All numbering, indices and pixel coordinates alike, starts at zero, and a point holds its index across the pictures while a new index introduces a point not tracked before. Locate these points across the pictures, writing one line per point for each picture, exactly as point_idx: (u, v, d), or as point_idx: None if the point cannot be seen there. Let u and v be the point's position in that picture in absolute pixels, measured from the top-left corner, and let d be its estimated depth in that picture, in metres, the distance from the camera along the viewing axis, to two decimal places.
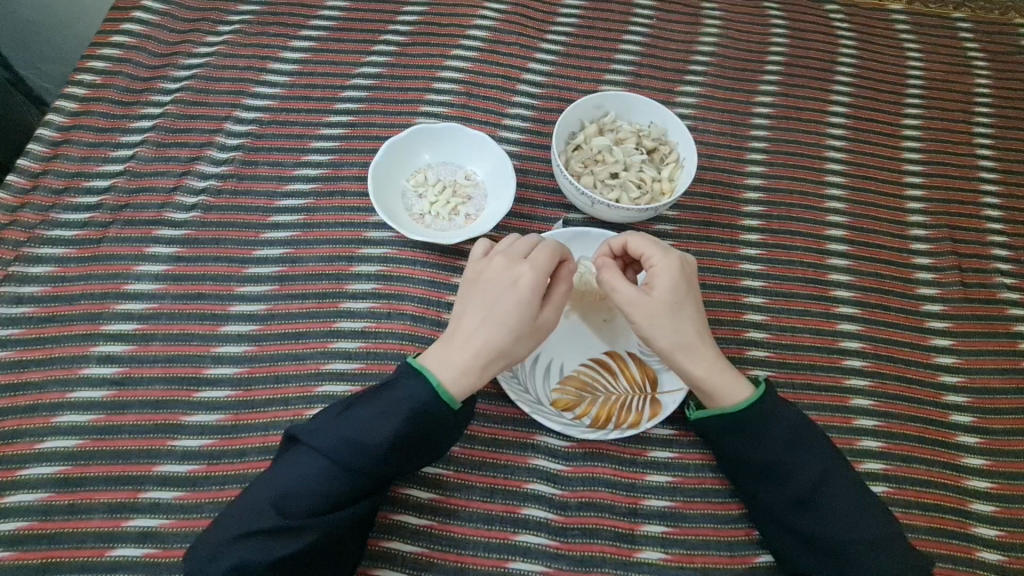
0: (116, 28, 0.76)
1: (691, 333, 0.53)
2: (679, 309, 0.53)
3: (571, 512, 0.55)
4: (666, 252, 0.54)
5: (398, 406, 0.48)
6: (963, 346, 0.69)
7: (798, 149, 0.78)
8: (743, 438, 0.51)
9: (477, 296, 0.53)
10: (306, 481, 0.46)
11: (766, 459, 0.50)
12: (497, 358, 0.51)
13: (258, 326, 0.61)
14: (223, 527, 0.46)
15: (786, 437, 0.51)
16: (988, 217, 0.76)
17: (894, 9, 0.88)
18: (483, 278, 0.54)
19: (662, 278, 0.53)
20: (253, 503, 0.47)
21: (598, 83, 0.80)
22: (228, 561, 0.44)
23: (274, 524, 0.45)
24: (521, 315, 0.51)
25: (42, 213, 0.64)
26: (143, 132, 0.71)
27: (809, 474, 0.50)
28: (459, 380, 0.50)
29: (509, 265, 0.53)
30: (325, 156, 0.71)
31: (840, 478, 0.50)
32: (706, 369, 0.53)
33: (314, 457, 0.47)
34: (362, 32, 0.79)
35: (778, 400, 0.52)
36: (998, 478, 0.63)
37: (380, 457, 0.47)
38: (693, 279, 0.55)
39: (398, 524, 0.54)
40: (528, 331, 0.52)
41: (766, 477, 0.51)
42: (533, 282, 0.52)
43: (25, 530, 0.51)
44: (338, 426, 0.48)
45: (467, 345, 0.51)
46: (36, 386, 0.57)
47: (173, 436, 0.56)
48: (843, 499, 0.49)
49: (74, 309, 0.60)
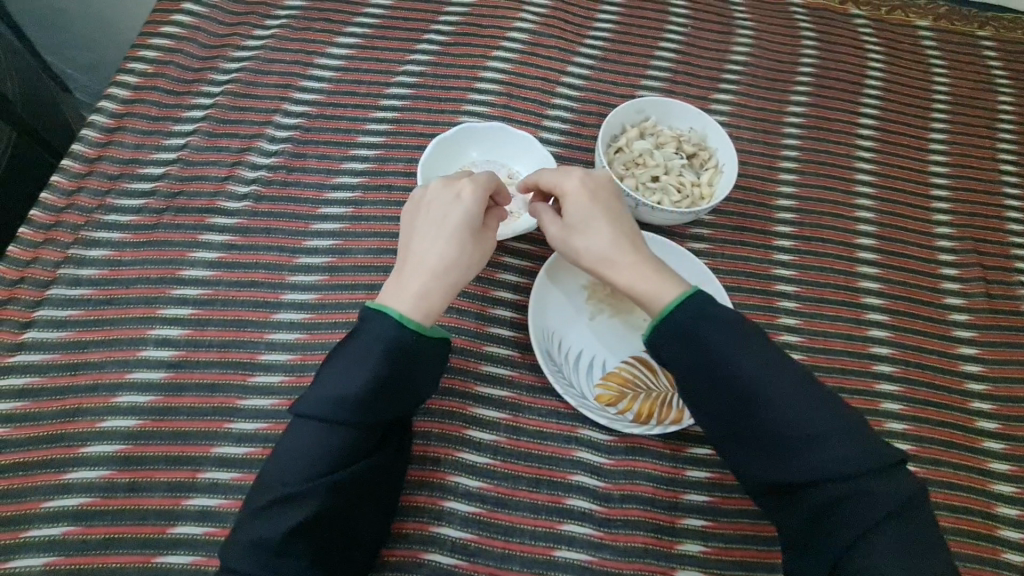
0: (166, 19, 0.77)
1: (606, 243, 0.54)
2: (588, 227, 0.55)
3: (614, 504, 0.57)
4: (570, 175, 0.56)
5: (367, 349, 0.48)
6: (987, 354, 0.71)
7: (829, 159, 0.80)
8: (679, 339, 0.48)
9: (421, 219, 0.55)
10: (302, 448, 0.46)
11: (702, 358, 0.47)
12: (450, 270, 0.53)
13: (309, 314, 0.62)
14: (248, 507, 0.47)
15: (720, 333, 0.47)
16: (1012, 230, 0.78)
17: (922, 25, 0.90)
18: (428, 201, 0.56)
19: (568, 202, 0.56)
20: (264, 479, 0.47)
21: (635, 88, 0.82)
22: (255, 536, 0.44)
23: (282, 495, 0.45)
24: (464, 227, 0.55)
25: (98, 197, 0.66)
26: (195, 121, 0.72)
27: (745, 370, 0.46)
28: (413, 294, 0.51)
29: (453, 187, 0.56)
30: (371, 151, 0.72)
31: (784, 371, 0.47)
32: (629, 275, 0.53)
33: (304, 422, 0.47)
34: (406, 30, 0.81)
35: (707, 297, 0.49)
36: (1022, 483, 0.64)
37: (362, 405, 0.46)
38: (603, 192, 0.56)
39: (447, 511, 0.55)
40: (474, 244, 0.55)
41: (707, 379, 0.47)
42: (474, 198, 0.55)
43: (87, 506, 0.52)
44: (318, 386, 0.47)
45: (417, 264, 0.53)
46: (95, 366, 0.58)
47: (229, 418, 0.57)
48: (792, 394, 0.46)
49: (130, 293, 0.61)
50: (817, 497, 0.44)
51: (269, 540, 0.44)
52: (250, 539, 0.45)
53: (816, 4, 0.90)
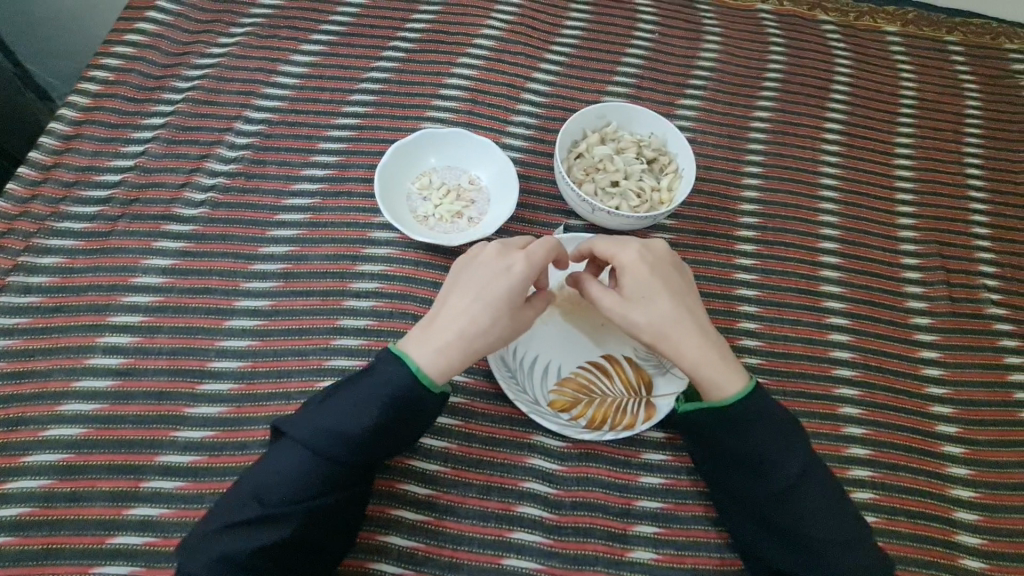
0: (130, 27, 0.77)
1: (669, 321, 0.53)
2: (650, 302, 0.53)
3: (565, 511, 0.57)
4: (627, 246, 0.55)
5: (374, 393, 0.49)
6: (949, 358, 0.70)
7: (793, 163, 0.80)
8: (729, 430, 0.51)
9: (466, 280, 0.53)
10: (287, 472, 0.47)
11: (748, 451, 0.50)
12: (478, 340, 0.52)
13: (262, 321, 0.62)
14: (213, 517, 0.47)
15: (771, 434, 0.50)
16: (976, 234, 0.78)
17: (889, 31, 0.91)
18: (476, 263, 0.54)
19: (626, 274, 0.54)
20: (238, 494, 0.47)
21: (601, 94, 0.82)
22: (218, 549, 0.45)
23: (259, 514, 0.46)
24: (508, 298, 0.52)
25: (52, 205, 0.66)
26: (154, 128, 0.72)
27: (790, 471, 0.49)
28: (437, 362, 0.51)
29: (508, 255, 0.53)
30: (331, 157, 0.72)
31: (820, 478, 0.50)
32: (693, 356, 0.52)
33: (294, 446, 0.48)
34: (372, 37, 0.81)
35: (762, 396, 0.52)
36: (981, 488, 0.64)
37: (358, 446, 0.48)
38: (664, 266, 0.55)
39: (395, 520, 0.55)
40: (513, 319, 0.53)
41: (749, 472, 0.50)
42: (525, 273, 0.52)
43: (26, 517, 0.52)
44: (318, 415, 0.49)
45: (450, 328, 0.52)
46: (41, 374, 0.57)
47: (176, 427, 0.56)
48: (825, 497, 0.50)
49: (81, 301, 0.61)
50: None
51: (234, 554, 0.44)
52: (213, 552, 0.45)
53: (784, 10, 0.91)
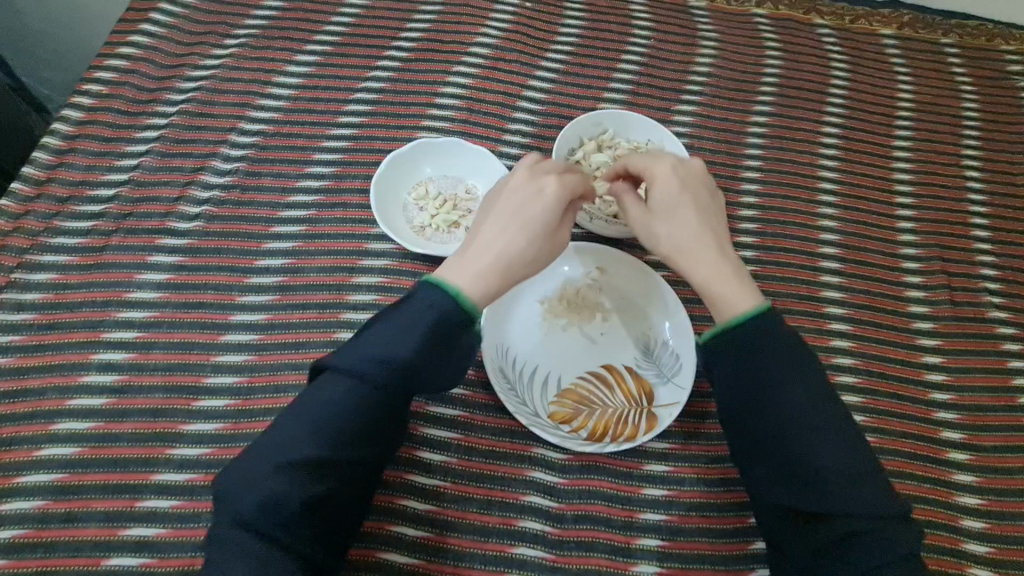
0: (124, 39, 0.77)
1: (690, 235, 0.52)
2: (672, 214, 0.53)
3: (568, 525, 0.56)
4: (660, 161, 0.55)
5: (415, 319, 0.45)
6: (952, 363, 0.70)
7: (792, 168, 0.80)
8: (733, 359, 0.47)
9: (499, 206, 0.52)
10: (335, 408, 0.44)
11: (752, 381, 0.47)
12: (517, 264, 0.50)
13: (258, 335, 0.61)
14: (254, 458, 0.43)
15: (779, 364, 0.46)
16: (976, 236, 0.78)
17: (885, 33, 0.91)
18: (507, 190, 0.53)
19: (654, 186, 0.55)
20: (281, 435, 0.44)
21: (598, 101, 0.82)
22: (264, 495, 0.42)
23: (308, 458, 0.43)
24: (543, 225, 0.51)
25: (45, 220, 0.65)
26: (149, 142, 0.71)
27: (796, 404, 0.45)
28: (479, 287, 0.48)
29: (538, 178, 0.53)
30: (327, 168, 0.72)
31: (832, 419, 0.46)
32: (705, 274, 0.51)
33: (340, 379, 0.45)
34: (367, 47, 0.81)
35: (775, 325, 0.47)
36: (987, 494, 0.63)
37: (406, 372, 0.44)
38: (695, 184, 0.55)
39: (395, 536, 0.54)
40: (549, 243, 0.52)
41: (753, 405, 0.47)
42: (557, 193, 0.52)
43: (20, 539, 0.51)
44: (362, 345, 0.45)
45: (486, 251, 0.50)
46: (35, 393, 0.57)
47: (171, 444, 0.56)
48: (841, 439, 0.45)
49: (75, 317, 0.60)
50: (819, 539, 0.44)
51: (281, 503, 0.42)
52: (256, 498, 0.42)
53: (780, 14, 0.91)
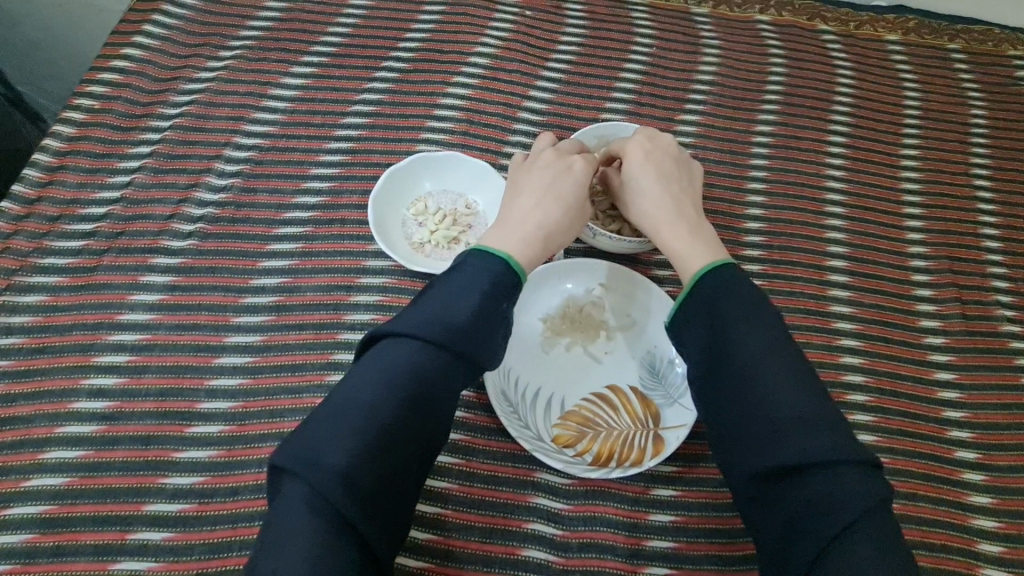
0: (116, 52, 0.76)
1: (654, 201, 0.56)
2: (638, 184, 0.57)
3: (572, 553, 0.54)
4: (634, 137, 0.60)
5: (474, 283, 0.47)
6: (965, 379, 0.68)
7: (798, 179, 0.78)
8: (697, 310, 0.48)
9: (530, 181, 0.57)
10: (401, 368, 0.42)
11: (710, 328, 0.47)
12: (557, 232, 0.55)
13: (254, 358, 0.60)
14: (316, 434, 0.39)
15: (737, 309, 0.46)
16: (987, 248, 0.76)
17: (891, 39, 0.89)
18: (536, 169, 0.58)
19: (627, 161, 0.59)
20: (345, 407, 0.40)
21: (599, 111, 0.80)
22: (338, 467, 0.38)
23: (382, 420, 0.40)
24: (577, 198, 0.56)
25: (35, 240, 0.63)
26: (141, 158, 0.70)
27: (751, 346, 0.44)
28: (525, 252, 0.52)
29: (563, 157, 0.58)
30: (324, 183, 0.70)
31: (789, 364, 0.43)
32: (664, 235, 0.55)
33: (403, 342, 0.43)
34: (364, 58, 0.79)
35: (735, 275, 0.48)
36: (1004, 517, 0.62)
37: (469, 332, 0.44)
38: (664, 157, 0.58)
39: (394, 567, 0.52)
40: (581, 213, 0.57)
41: (711, 352, 0.46)
42: (585, 169, 0.57)
43: (8, 574, 0.49)
44: (421, 310, 0.45)
45: (529, 222, 0.54)
46: (23, 421, 0.55)
47: (164, 473, 0.54)
48: (801, 381, 0.43)
49: (65, 341, 0.59)
50: (786, 493, 0.41)
51: (356, 474, 0.38)
52: (327, 470, 0.37)
53: (783, 20, 0.89)
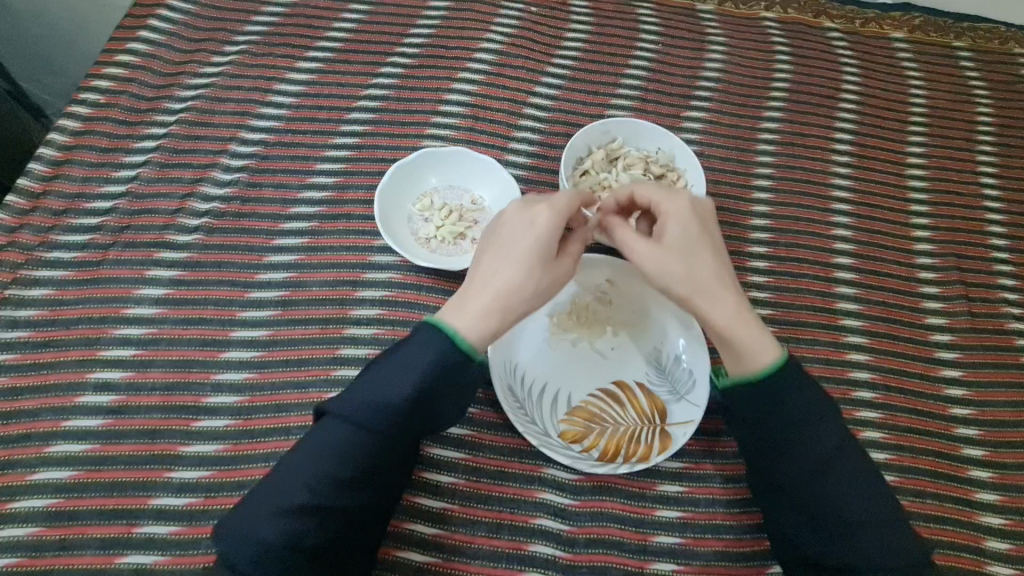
0: (121, 47, 0.75)
1: (710, 275, 0.50)
2: (692, 254, 0.50)
3: (579, 549, 0.54)
4: (675, 195, 0.52)
5: (414, 363, 0.46)
6: (972, 377, 0.68)
7: (804, 176, 0.78)
8: (768, 406, 0.48)
9: (494, 242, 0.50)
10: (335, 453, 0.44)
11: (781, 428, 0.48)
12: (514, 301, 0.48)
13: (260, 352, 0.60)
14: (254, 504, 0.43)
15: (807, 409, 0.48)
16: (994, 245, 0.76)
17: (896, 37, 0.89)
18: (501, 226, 0.51)
19: (671, 223, 0.51)
20: (281, 479, 0.44)
21: (605, 107, 0.80)
22: (263, 539, 0.41)
23: (306, 505, 0.43)
24: (535, 254, 0.48)
25: (41, 234, 0.63)
26: (146, 152, 0.70)
27: (823, 449, 0.47)
28: (476, 327, 0.47)
29: (531, 209, 0.50)
30: (329, 179, 0.70)
31: (853, 463, 0.47)
32: (726, 316, 0.49)
33: (340, 423, 0.45)
34: (370, 53, 0.79)
35: (801, 375, 0.49)
36: (1011, 514, 0.61)
37: (403, 416, 0.45)
38: (707, 220, 0.52)
39: (402, 562, 0.52)
40: (548, 273, 0.49)
41: (780, 451, 0.48)
42: (551, 222, 0.49)
43: (14, 567, 0.49)
44: (361, 390, 0.46)
45: (483, 292, 0.48)
46: (29, 414, 0.55)
47: (170, 467, 0.54)
48: (857, 477, 0.47)
49: (71, 334, 0.59)
50: None
51: (279, 548, 0.41)
52: (253, 542, 0.41)
53: (789, 18, 0.89)
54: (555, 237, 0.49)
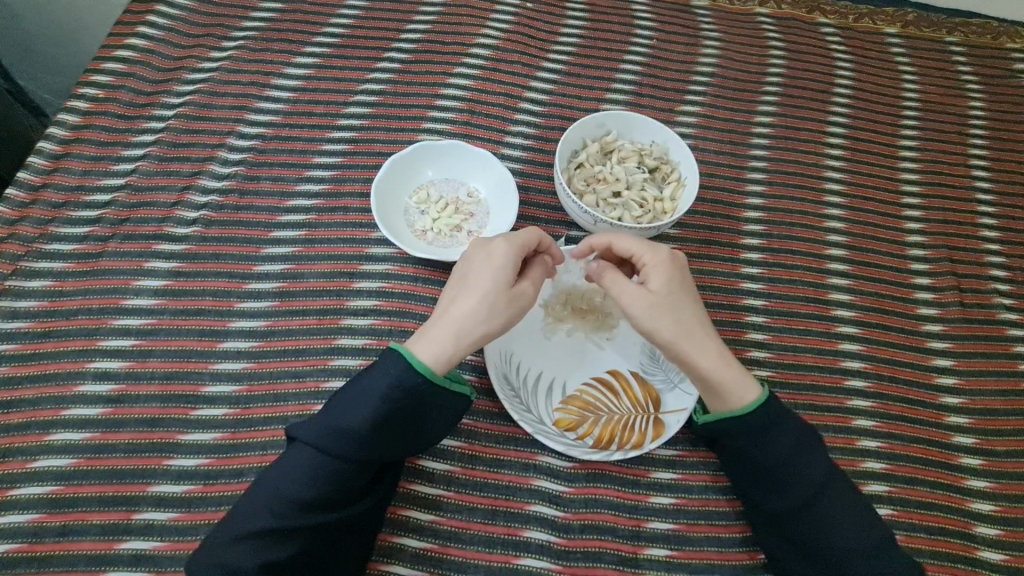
0: (120, 42, 0.76)
1: (693, 323, 0.53)
2: (675, 303, 0.53)
3: (574, 535, 0.55)
4: (654, 247, 0.55)
5: (371, 387, 0.48)
6: (963, 366, 0.69)
7: (798, 169, 0.79)
8: (752, 439, 0.50)
9: (457, 275, 0.54)
10: (298, 476, 0.46)
11: (769, 462, 0.50)
12: (471, 324, 0.50)
13: (257, 343, 0.60)
14: (227, 526, 0.46)
15: (792, 443, 0.50)
16: (985, 237, 0.77)
17: (889, 32, 0.90)
18: (465, 261, 0.54)
19: (654, 274, 0.54)
20: (251, 502, 0.46)
21: (600, 101, 0.81)
22: (228, 562, 0.44)
23: (271, 528, 0.45)
24: (495, 283, 0.51)
25: (40, 226, 0.64)
26: (145, 146, 0.70)
27: (809, 478, 0.49)
28: (434, 354, 0.49)
29: (488, 243, 0.54)
30: (327, 172, 0.71)
31: (839, 487, 0.50)
32: (711, 362, 0.52)
33: (302, 449, 0.47)
34: (366, 49, 0.80)
35: (784, 408, 0.51)
36: (1001, 500, 0.62)
37: (361, 439, 0.46)
38: (684, 270, 0.55)
39: (398, 548, 0.53)
40: (505, 299, 0.51)
41: (768, 482, 0.50)
42: (506, 252, 0.52)
43: (15, 553, 0.50)
44: (323, 416, 0.48)
45: (443, 320, 0.51)
46: (29, 403, 0.55)
47: (169, 454, 0.55)
48: (845, 506, 0.49)
49: (71, 325, 0.59)
50: None
51: (241, 571, 0.43)
52: (221, 565, 0.44)
53: (783, 13, 0.90)
54: (512, 266, 0.52)
